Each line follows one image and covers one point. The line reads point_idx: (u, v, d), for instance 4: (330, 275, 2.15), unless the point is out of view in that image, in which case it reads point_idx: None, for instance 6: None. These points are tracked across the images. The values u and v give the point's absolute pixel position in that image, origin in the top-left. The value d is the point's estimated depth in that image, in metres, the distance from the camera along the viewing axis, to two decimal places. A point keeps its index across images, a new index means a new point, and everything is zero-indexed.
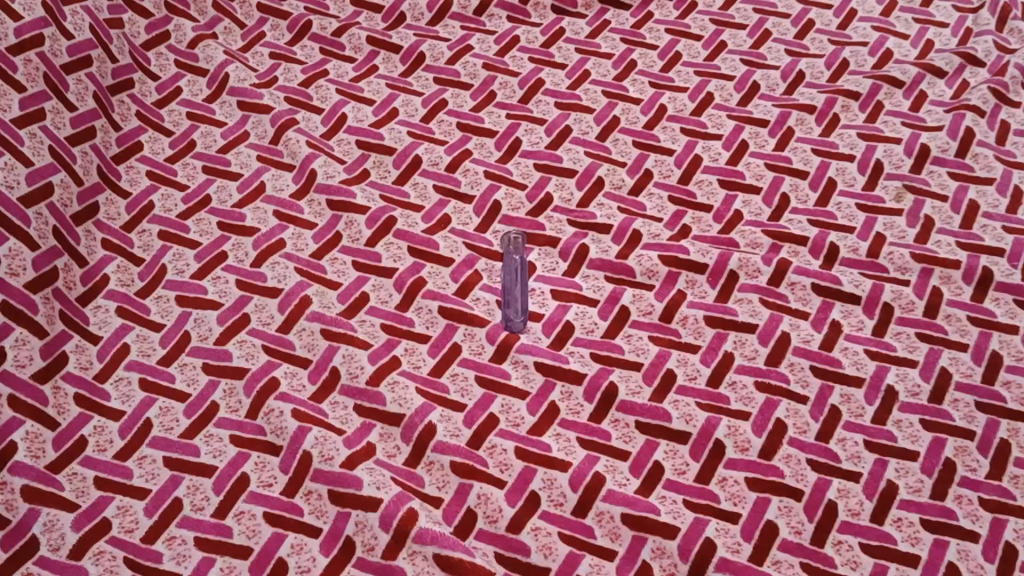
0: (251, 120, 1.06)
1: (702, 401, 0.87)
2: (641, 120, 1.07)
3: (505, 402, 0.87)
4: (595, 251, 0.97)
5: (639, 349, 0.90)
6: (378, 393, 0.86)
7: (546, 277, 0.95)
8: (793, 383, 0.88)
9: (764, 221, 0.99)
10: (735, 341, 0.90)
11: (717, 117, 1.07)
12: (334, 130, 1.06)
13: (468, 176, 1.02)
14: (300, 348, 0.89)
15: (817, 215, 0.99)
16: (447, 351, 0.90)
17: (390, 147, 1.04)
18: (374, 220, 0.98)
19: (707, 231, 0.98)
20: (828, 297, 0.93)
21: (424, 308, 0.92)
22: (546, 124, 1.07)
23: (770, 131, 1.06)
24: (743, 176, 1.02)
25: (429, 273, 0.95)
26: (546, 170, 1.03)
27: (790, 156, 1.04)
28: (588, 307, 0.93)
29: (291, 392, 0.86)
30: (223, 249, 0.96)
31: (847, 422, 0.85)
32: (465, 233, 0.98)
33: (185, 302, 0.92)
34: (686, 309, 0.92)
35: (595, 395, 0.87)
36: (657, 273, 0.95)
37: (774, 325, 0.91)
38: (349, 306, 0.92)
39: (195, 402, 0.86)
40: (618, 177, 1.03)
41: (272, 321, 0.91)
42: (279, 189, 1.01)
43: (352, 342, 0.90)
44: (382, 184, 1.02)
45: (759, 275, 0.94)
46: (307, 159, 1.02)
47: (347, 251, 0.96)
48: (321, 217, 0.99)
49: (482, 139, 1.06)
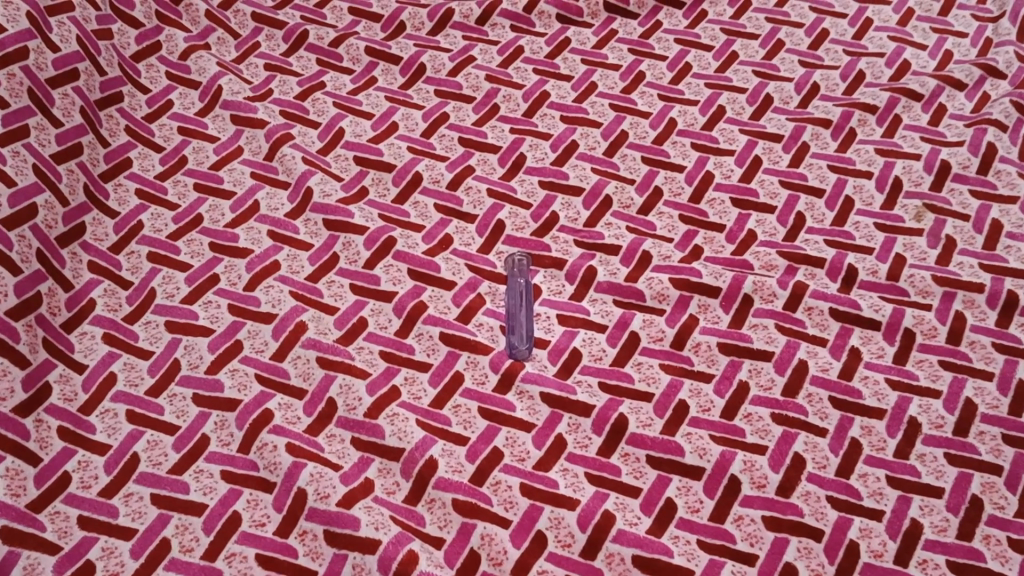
0: (245, 135, 1.02)
1: (716, 434, 0.83)
2: (649, 135, 1.03)
3: (510, 435, 0.83)
4: (604, 273, 0.93)
5: (650, 378, 0.86)
6: (377, 426, 0.82)
7: (552, 301, 0.91)
8: (811, 414, 0.84)
9: (779, 242, 0.95)
10: (749, 369, 0.86)
11: (728, 132, 1.03)
12: (332, 146, 1.02)
13: (470, 194, 0.98)
14: (296, 377, 0.85)
15: (834, 235, 0.95)
16: (448, 380, 0.86)
17: (390, 164, 1.00)
18: (373, 241, 0.94)
19: (720, 252, 0.94)
20: (847, 322, 0.89)
21: (424, 334, 0.88)
22: (551, 139, 1.03)
23: (784, 147, 1.02)
24: (756, 195, 0.98)
25: (430, 297, 0.91)
26: (551, 188, 0.99)
27: (806, 173, 1.00)
28: (597, 333, 0.89)
29: (286, 424, 0.83)
30: (215, 272, 0.92)
31: (868, 456, 0.82)
32: (468, 255, 0.94)
33: (175, 328, 0.88)
34: (698, 336, 0.89)
35: (604, 427, 0.83)
36: (668, 297, 0.91)
37: (791, 353, 0.87)
38: (346, 332, 0.88)
39: (184, 435, 0.82)
40: (627, 195, 0.99)
41: (266, 348, 0.87)
42: (273, 208, 0.97)
43: (349, 370, 0.86)
44: (381, 203, 0.98)
45: (774, 299, 0.90)
46: (303, 176, 0.98)
47: (345, 274, 0.92)
48: (317, 237, 0.95)
49: (484, 155, 1.02)
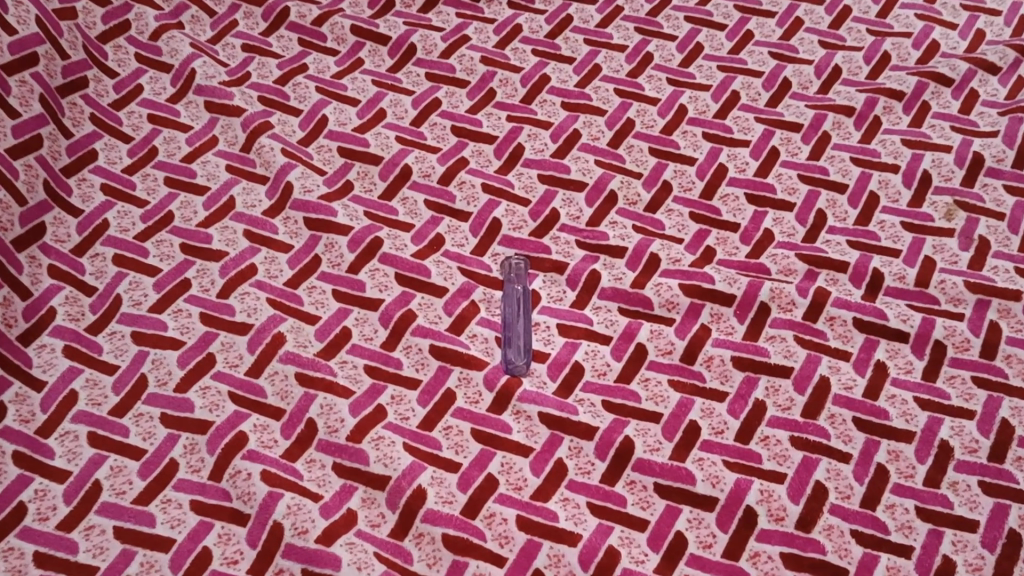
0: (220, 124, 0.94)
1: (729, 459, 0.76)
2: (658, 124, 0.96)
3: (506, 460, 0.76)
4: (608, 278, 0.86)
5: (658, 396, 0.79)
6: (361, 451, 0.76)
7: (553, 308, 0.84)
8: (833, 438, 0.77)
9: (799, 243, 0.87)
10: (766, 387, 0.79)
11: (743, 120, 0.96)
12: (314, 135, 0.94)
13: (464, 189, 0.91)
14: (272, 396, 0.79)
15: (857, 235, 0.88)
16: (439, 399, 0.79)
17: (377, 156, 0.93)
18: (358, 243, 0.87)
19: (734, 255, 0.87)
20: (872, 334, 0.82)
21: (413, 347, 0.81)
22: (552, 128, 0.95)
23: (803, 137, 0.94)
24: (774, 190, 0.91)
25: (419, 305, 0.84)
26: (551, 182, 0.91)
27: (827, 166, 0.92)
28: (600, 345, 0.82)
29: (261, 449, 0.76)
30: (186, 276, 0.85)
31: (896, 484, 0.75)
32: (460, 257, 0.87)
33: (142, 340, 0.81)
34: (711, 349, 0.81)
35: (608, 452, 0.76)
36: (677, 304, 0.84)
37: (812, 369, 0.80)
38: (328, 345, 0.81)
39: (151, 460, 0.75)
40: (633, 191, 0.91)
41: (241, 363, 0.80)
42: (250, 205, 0.89)
43: (331, 388, 0.79)
44: (367, 199, 0.90)
45: (793, 308, 0.83)
46: (283, 171, 0.91)
47: (327, 278, 0.85)
48: (297, 238, 0.87)
49: (479, 146, 0.94)
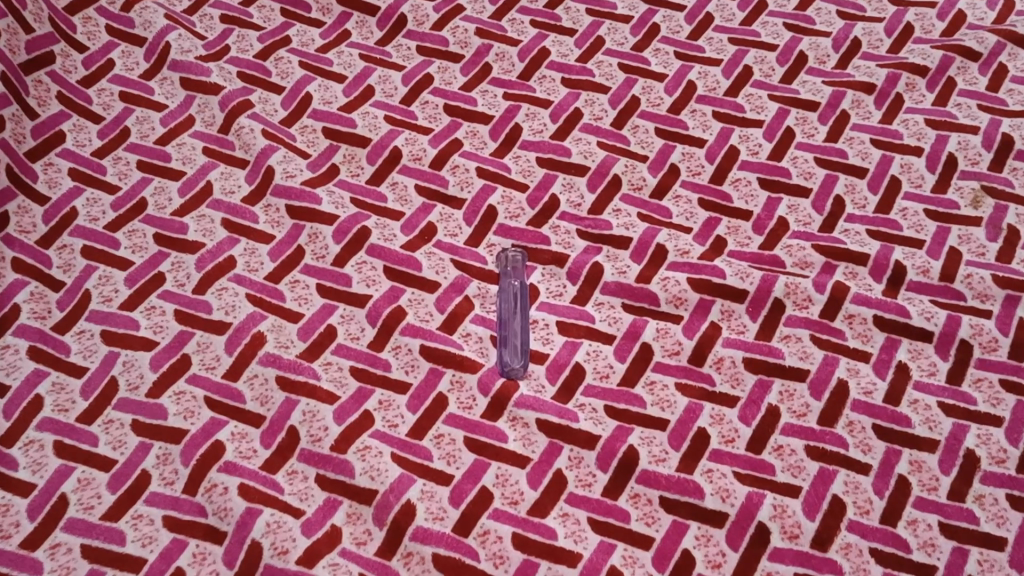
0: (196, 102, 0.88)
1: (741, 471, 0.71)
2: (665, 102, 0.90)
3: (501, 471, 0.71)
4: (611, 271, 0.80)
5: (663, 401, 0.74)
6: (346, 463, 0.71)
7: (552, 305, 0.79)
8: (851, 447, 0.72)
9: (815, 233, 0.82)
10: (780, 391, 0.74)
11: (756, 98, 0.90)
12: (297, 115, 0.88)
13: (457, 174, 0.85)
14: (252, 401, 0.73)
15: (878, 224, 0.82)
16: (430, 404, 0.74)
17: (364, 137, 0.87)
18: (343, 233, 0.81)
19: (746, 245, 0.81)
20: (894, 332, 0.77)
21: (402, 346, 0.76)
22: (551, 107, 0.89)
23: (820, 116, 0.88)
24: (788, 175, 0.85)
25: (409, 301, 0.78)
26: (550, 166, 0.86)
27: (845, 148, 0.86)
28: (602, 344, 0.77)
29: (239, 460, 0.71)
30: (160, 270, 0.79)
31: (918, 498, 0.70)
32: (453, 248, 0.81)
33: (112, 340, 0.76)
34: (721, 349, 0.76)
35: (610, 463, 0.71)
36: (685, 300, 0.78)
37: (829, 372, 0.75)
38: (312, 345, 0.76)
39: (121, 472, 0.70)
40: (638, 175, 0.85)
41: (218, 365, 0.75)
42: (229, 191, 0.83)
43: (314, 394, 0.74)
44: (354, 184, 0.84)
45: (809, 304, 0.78)
46: (263, 154, 0.85)
47: (310, 272, 0.80)
48: (279, 227, 0.82)
49: (474, 126, 0.88)
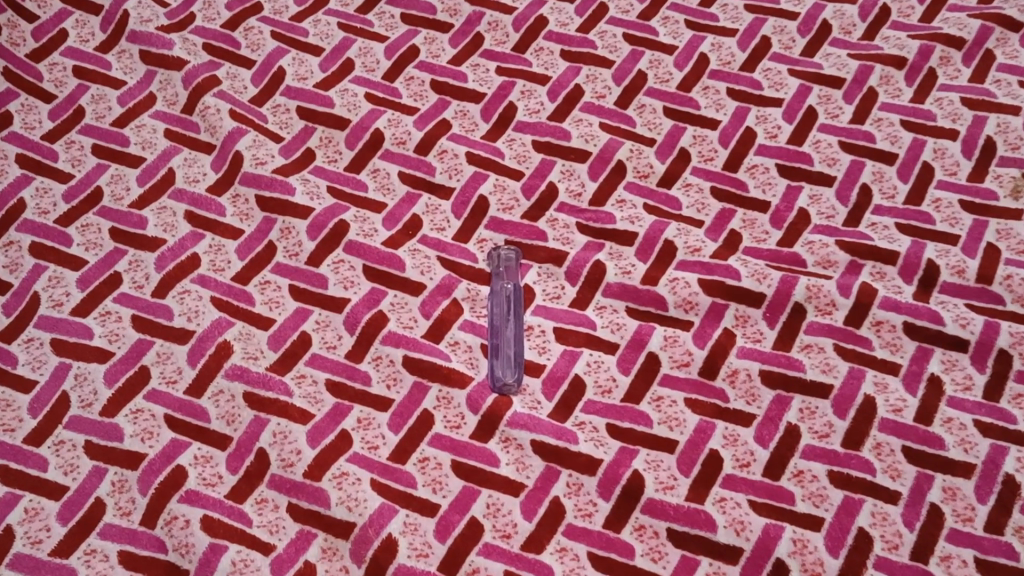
0: (157, 78, 0.80)
1: (757, 499, 0.64)
2: (674, 78, 0.82)
3: (492, 500, 0.64)
4: (613, 271, 0.73)
5: (672, 420, 0.67)
6: (320, 491, 0.64)
7: (549, 309, 0.72)
8: (878, 473, 0.65)
9: (839, 227, 0.74)
10: (800, 409, 0.67)
11: (775, 73, 0.82)
12: (268, 93, 0.80)
13: (445, 160, 0.77)
14: (217, 420, 0.66)
15: (907, 217, 0.75)
16: (413, 423, 0.67)
17: (342, 118, 0.79)
18: (318, 228, 0.73)
19: (763, 241, 0.74)
20: (925, 341, 0.70)
21: (383, 357, 0.69)
22: (549, 83, 0.81)
23: (845, 95, 0.80)
24: (810, 161, 0.77)
25: (392, 305, 0.71)
26: (548, 151, 0.78)
27: (872, 131, 0.78)
28: (604, 354, 0.70)
29: (203, 488, 0.64)
30: (116, 270, 0.72)
31: (952, 530, 0.63)
32: (440, 244, 0.74)
33: (63, 350, 0.69)
34: (735, 361, 0.69)
35: (612, 491, 0.65)
36: (696, 304, 0.71)
37: (854, 388, 0.68)
38: (283, 356, 0.69)
39: (73, 500, 0.64)
40: (645, 161, 0.77)
41: (179, 379, 0.68)
42: (193, 180, 0.76)
43: (286, 412, 0.67)
44: (331, 172, 0.77)
45: (833, 310, 0.71)
46: (230, 138, 0.77)
47: (283, 272, 0.72)
48: (248, 221, 0.74)
49: (464, 104, 0.80)
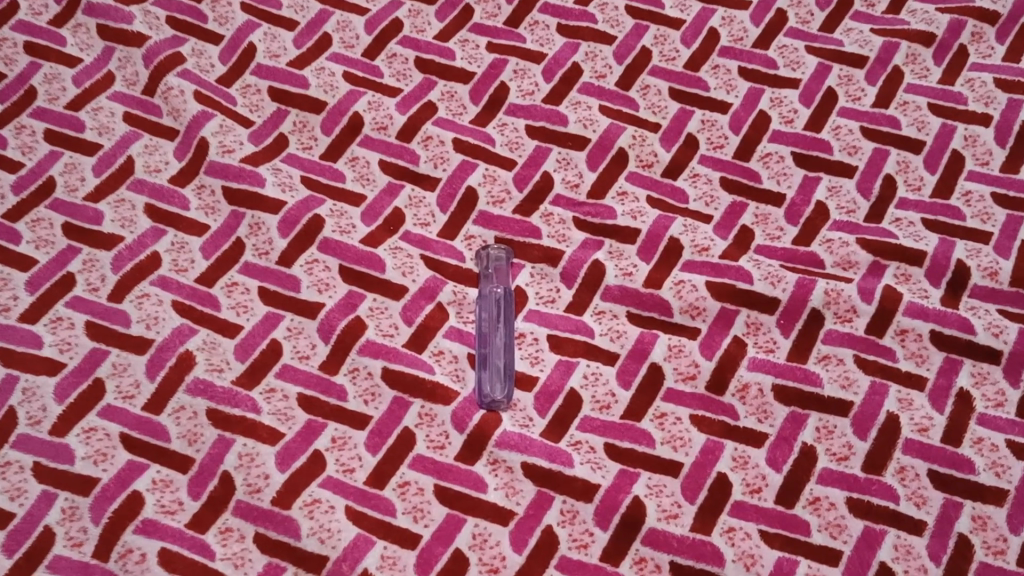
0: (116, 56, 0.74)
1: (769, 530, 0.58)
2: (681, 56, 0.75)
3: (478, 530, 0.58)
4: (613, 272, 0.66)
5: (676, 440, 0.61)
6: (290, 520, 0.58)
7: (542, 314, 0.65)
8: (902, 500, 0.59)
9: (860, 224, 0.68)
10: (817, 428, 0.61)
11: (791, 51, 0.75)
12: (238, 72, 0.74)
13: (430, 147, 0.71)
14: (177, 439, 0.61)
15: (935, 212, 0.68)
16: (393, 443, 0.61)
17: (318, 101, 0.72)
18: (290, 224, 0.67)
19: (777, 239, 0.68)
20: (954, 352, 0.63)
21: (360, 369, 0.63)
22: (544, 61, 0.74)
23: (867, 75, 0.74)
24: (829, 149, 0.71)
25: (370, 310, 0.65)
26: (542, 137, 0.71)
27: (897, 116, 0.72)
28: (603, 365, 0.64)
29: (161, 517, 0.58)
30: (69, 270, 0.66)
31: (982, 564, 0.57)
32: (425, 242, 0.68)
33: (10, 360, 0.63)
34: (746, 374, 0.63)
35: (611, 520, 0.59)
36: (704, 310, 0.65)
37: (875, 405, 0.62)
38: (251, 368, 0.63)
39: (19, 530, 0.58)
40: (648, 148, 0.71)
41: (137, 394, 0.62)
42: (154, 169, 0.69)
43: (253, 431, 0.61)
44: (305, 160, 0.70)
45: (853, 317, 0.64)
46: (195, 123, 0.71)
47: (251, 272, 0.66)
48: (214, 215, 0.68)
49: (451, 85, 0.74)
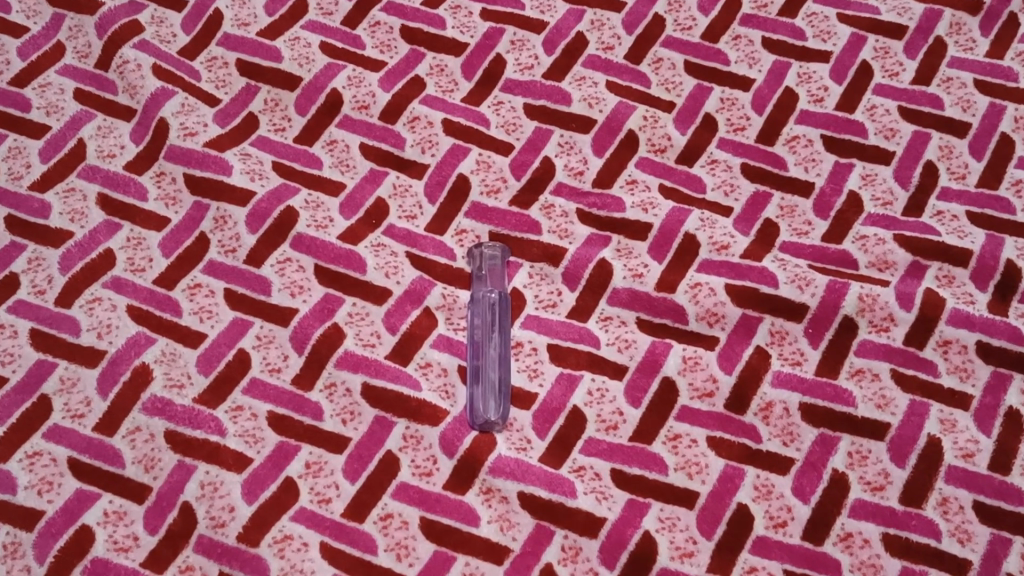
0: (67, 24, 0.67)
1: (795, 570, 0.52)
2: (698, 24, 0.67)
3: (469, 570, 0.52)
4: (621, 273, 0.59)
5: (691, 465, 0.54)
6: (258, 560, 0.52)
7: (542, 320, 0.58)
8: (944, 537, 0.52)
9: (897, 218, 0.61)
10: (849, 453, 0.55)
11: (820, 20, 0.67)
12: (202, 42, 0.67)
13: (417, 129, 0.64)
14: (132, 465, 0.54)
15: (982, 205, 0.61)
16: (374, 469, 0.54)
17: (293, 76, 0.65)
18: (260, 219, 0.60)
19: (805, 235, 0.60)
20: (1003, 366, 0.56)
21: (338, 384, 0.56)
22: (545, 31, 0.67)
23: (906, 47, 0.66)
24: (863, 132, 0.63)
25: (350, 316, 0.58)
26: (543, 117, 0.64)
27: (939, 94, 0.64)
28: (609, 380, 0.57)
29: (113, 555, 0.52)
30: (12, 270, 0.59)
31: None
32: (411, 238, 0.60)
33: None
34: (770, 390, 0.56)
35: (617, 558, 0.52)
36: (722, 317, 0.58)
37: (915, 427, 0.55)
38: (215, 383, 0.56)
39: None
40: (661, 131, 0.64)
41: (87, 413, 0.55)
42: (108, 155, 0.62)
43: (217, 456, 0.54)
44: (278, 144, 0.63)
45: (890, 326, 0.58)
46: (154, 102, 0.63)
47: (217, 272, 0.59)
48: (175, 207, 0.61)
49: (441, 58, 0.66)
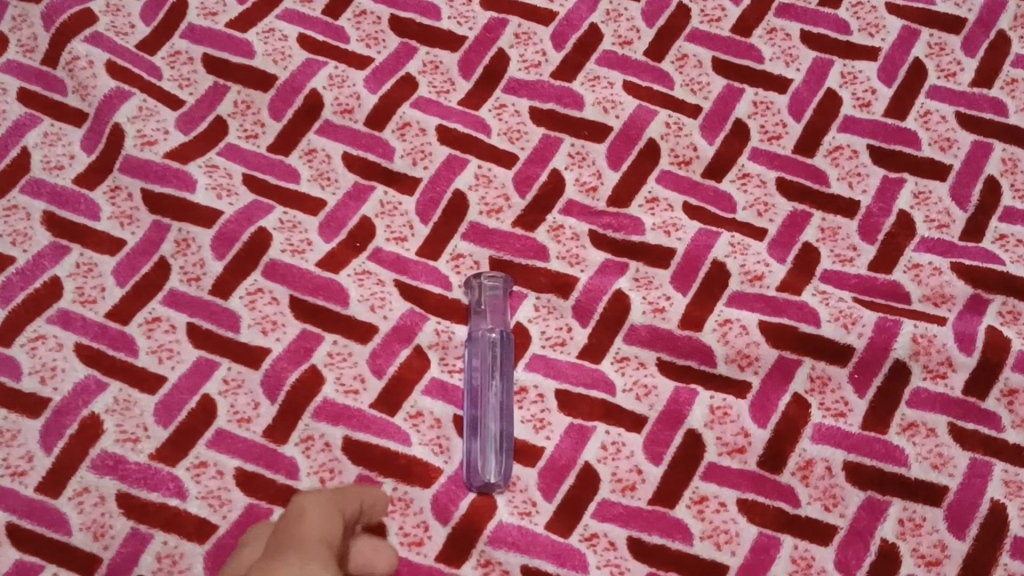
0: (9, 13, 0.59)
1: None
2: (728, 15, 0.60)
3: None
4: (640, 307, 0.52)
5: (720, 534, 0.47)
6: None
7: (550, 362, 0.51)
8: None
9: (954, 243, 0.53)
10: (901, 521, 0.47)
11: (867, 10, 0.60)
12: (164, 33, 0.59)
13: (408, 136, 0.56)
14: (79, 532, 0.47)
15: None
16: None
17: (268, 75, 0.57)
18: (228, 242, 0.53)
19: (849, 262, 0.53)
20: None
21: (316, 438, 0.49)
22: (555, 23, 0.60)
23: (964, 43, 0.59)
24: (915, 142, 0.56)
25: (329, 357, 0.51)
26: (552, 123, 0.57)
27: (1002, 99, 0.57)
28: (626, 432, 0.49)
29: None
30: None
31: None
32: (400, 264, 0.53)
33: None
34: (811, 447, 0.49)
35: None
36: (756, 359, 0.51)
37: (976, 491, 0.48)
38: (175, 436, 0.49)
39: None
40: (686, 139, 0.56)
41: (28, 471, 0.48)
42: (55, 167, 0.55)
43: (176, 523, 0.47)
44: (250, 153, 0.55)
45: (948, 372, 0.50)
46: (107, 106, 0.56)
47: (178, 304, 0.51)
48: (132, 227, 0.53)
49: (436, 53, 0.59)
